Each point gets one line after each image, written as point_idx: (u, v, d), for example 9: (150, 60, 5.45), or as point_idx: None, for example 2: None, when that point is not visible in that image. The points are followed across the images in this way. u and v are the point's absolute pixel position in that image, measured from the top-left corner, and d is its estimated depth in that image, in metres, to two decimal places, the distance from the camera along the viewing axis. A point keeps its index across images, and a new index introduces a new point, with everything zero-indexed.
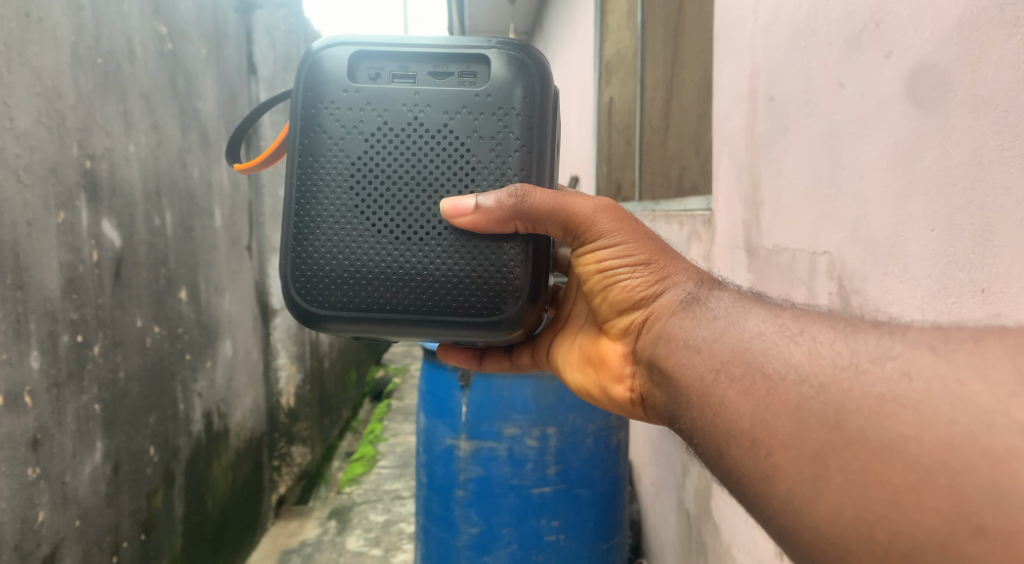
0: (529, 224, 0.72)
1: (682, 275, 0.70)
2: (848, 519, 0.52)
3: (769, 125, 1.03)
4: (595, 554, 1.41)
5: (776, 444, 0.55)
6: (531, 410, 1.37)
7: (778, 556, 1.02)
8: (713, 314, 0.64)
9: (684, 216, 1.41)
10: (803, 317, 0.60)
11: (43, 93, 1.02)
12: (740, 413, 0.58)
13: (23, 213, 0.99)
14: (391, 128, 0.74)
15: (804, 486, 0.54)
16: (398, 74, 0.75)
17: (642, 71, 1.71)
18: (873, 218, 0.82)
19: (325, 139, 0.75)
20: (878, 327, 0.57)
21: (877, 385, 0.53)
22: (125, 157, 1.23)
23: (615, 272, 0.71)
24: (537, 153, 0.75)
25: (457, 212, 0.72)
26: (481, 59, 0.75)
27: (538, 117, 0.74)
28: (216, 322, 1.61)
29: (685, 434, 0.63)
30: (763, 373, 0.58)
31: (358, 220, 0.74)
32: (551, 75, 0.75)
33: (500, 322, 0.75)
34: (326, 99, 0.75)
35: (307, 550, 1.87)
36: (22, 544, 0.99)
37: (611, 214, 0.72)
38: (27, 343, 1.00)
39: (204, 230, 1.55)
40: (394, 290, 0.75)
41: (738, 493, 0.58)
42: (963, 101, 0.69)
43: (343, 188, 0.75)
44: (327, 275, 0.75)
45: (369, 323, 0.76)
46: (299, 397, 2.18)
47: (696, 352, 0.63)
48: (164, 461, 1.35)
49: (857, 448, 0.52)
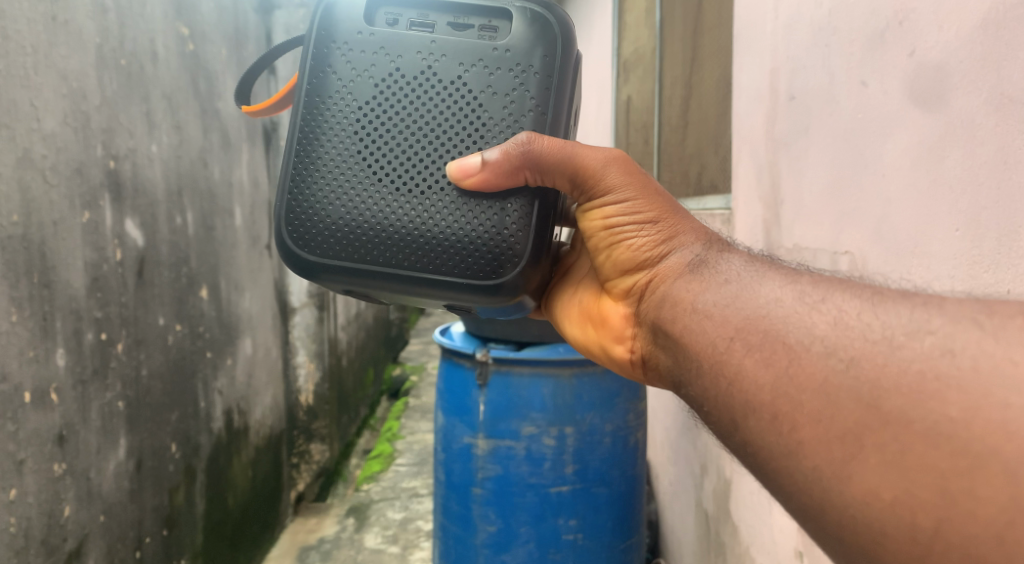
0: (537, 175, 0.71)
1: (689, 235, 0.68)
2: (887, 503, 0.49)
3: (790, 122, 1.03)
4: (613, 553, 1.42)
5: (801, 420, 0.52)
6: (548, 409, 1.37)
7: (798, 555, 1.02)
8: (724, 278, 0.62)
9: (704, 214, 1.41)
10: (823, 283, 0.57)
11: (69, 94, 1.04)
12: (759, 384, 0.55)
13: (50, 213, 1.00)
14: (402, 75, 0.74)
15: (834, 465, 0.51)
16: (416, 21, 0.75)
17: (660, 70, 1.70)
18: (896, 217, 0.81)
19: (334, 80, 0.75)
20: (910, 298, 0.54)
21: (916, 362, 0.50)
22: (148, 158, 1.24)
23: (621, 229, 0.71)
24: (551, 114, 0.74)
25: (463, 173, 0.71)
26: (503, 14, 0.75)
27: (556, 78, 0.74)
28: (237, 320, 1.63)
29: (694, 402, 0.61)
30: (784, 343, 0.55)
31: (359, 167, 0.74)
32: (574, 37, 0.75)
33: (498, 288, 0.74)
34: (339, 39, 0.75)
35: (326, 547, 1.88)
36: (49, 540, 1.01)
37: (621, 167, 0.72)
38: (53, 342, 1.01)
39: (225, 230, 1.56)
40: (389, 243, 0.73)
41: (755, 467, 0.55)
42: (992, 100, 0.68)
43: (347, 133, 0.74)
44: (322, 220, 0.74)
45: (360, 277, 0.75)
46: (318, 395, 2.20)
47: (707, 318, 0.60)
48: (185, 458, 1.37)
49: (896, 429, 0.49)
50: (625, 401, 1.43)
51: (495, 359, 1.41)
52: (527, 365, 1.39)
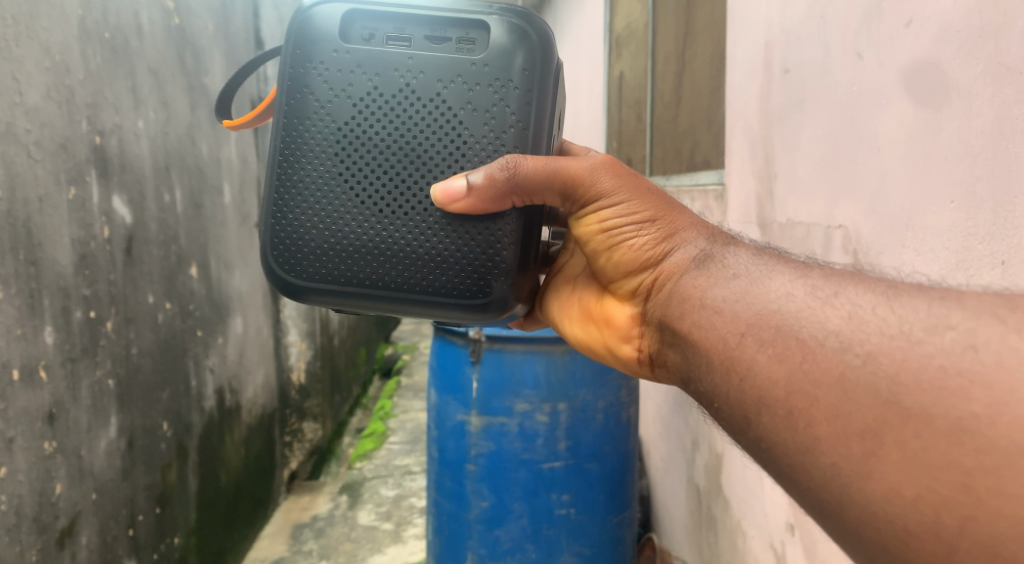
0: (525, 198, 0.69)
1: (691, 230, 0.66)
2: (908, 499, 0.48)
3: (785, 96, 1.02)
4: (605, 529, 1.43)
5: (817, 416, 0.51)
6: (541, 386, 1.37)
7: (790, 529, 1.03)
8: (732, 273, 0.60)
9: (697, 190, 1.41)
10: (835, 277, 0.56)
11: (52, 68, 1.02)
12: (772, 380, 0.54)
13: (35, 189, 0.99)
14: (381, 94, 0.70)
15: (853, 462, 0.50)
16: (393, 36, 0.71)
17: (653, 45, 1.69)
18: (891, 189, 0.80)
19: (312, 102, 0.71)
20: (927, 291, 0.53)
21: (936, 357, 0.49)
22: (135, 134, 1.23)
23: (620, 231, 0.67)
24: (533, 128, 0.71)
25: (449, 198, 0.68)
26: (480, 25, 0.71)
27: (536, 92, 0.71)
28: (227, 299, 1.62)
29: (704, 399, 0.60)
30: (798, 338, 0.54)
31: (341, 190, 0.71)
32: (554, 46, 0.72)
33: (488, 305, 0.73)
34: (316, 59, 0.71)
35: (319, 524, 1.89)
36: (41, 517, 1.01)
37: (610, 171, 0.68)
38: (41, 319, 1.00)
39: (213, 207, 1.55)
40: (376, 264, 0.72)
41: (768, 463, 0.55)
42: (988, 71, 0.68)
43: (327, 155, 0.71)
44: (307, 244, 0.73)
45: (349, 298, 0.73)
46: (308, 374, 2.20)
47: (717, 314, 0.59)
48: (177, 437, 1.36)
49: (918, 425, 0.48)
50: (618, 377, 1.43)
51: (487, 337, 1.40)
52: (520, 343, 1.38)
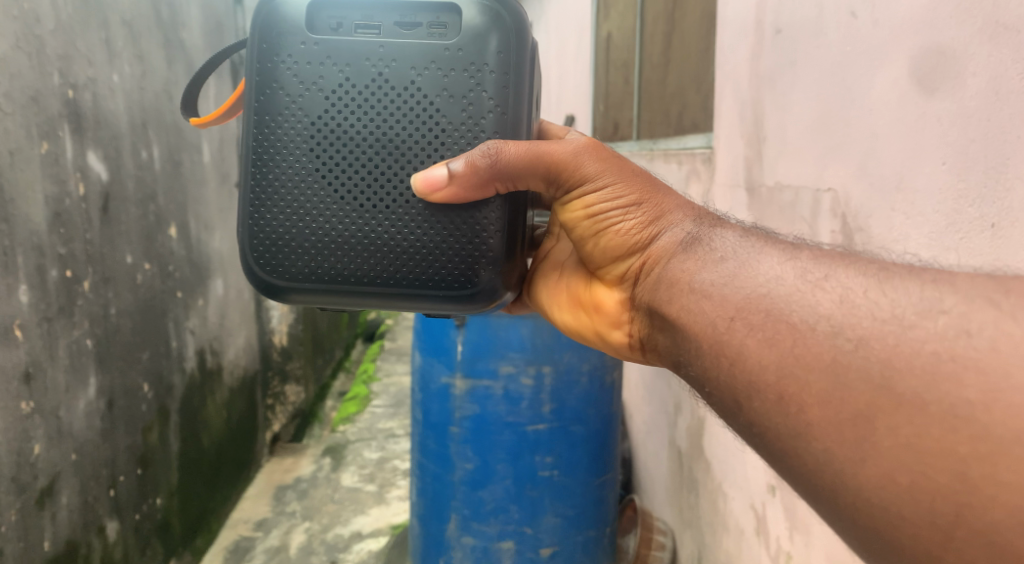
0: (508, 183, 0.67)
1: (677, 213, 0.64)
2: (903, 486, 0.47)
3: (776, 57, 1.00)
4: (588, 490, 1.44)
5: (808, 401, 0.51)
6: (527, 348, 1.37)
7: (771, 489, 1.03)
8: (719, 255, 0.59)
9: (683, 153, 1.39)
10: (825, 259, 0.55)
11: (21, 17, 0.98)
12: (762, 364, 0.53)
13: (5, 143, 0.96)
14: (353, 85, 0.68)
15: (846, 448, 0.49)
16: (360, 24, 0.69)
17: (642, 6, 1.66)
18: (884, 152, 0.80)
19: (282, 97, 0.69)
20: (921, 274, 0.52)
21: (929, 342, 0.48)
22: (110, 88, 1.19)
23: (605, 215, 0.66)
24: (512, 113, 0.69)
25: (430, 187, 0.67)
26: (450, 9, 0.69)
27: (514, 74, 0.69)
28: (207, 260, 1.59)
29: (695, 381, 0.59)
30: (789, 323, 0.53)
31: (319, 186, 0.69)
32: (529, 27, 0.69)
33: (474, 295, 0.72)
34: (282, 52, 0.69)
35: (302, 486, 1.89)
36: (19, 477, 0.99)
37: (594, 153, 0.66)
38: (15, 277, 0.98)
39: (192, 165, 1.51)
40: (358, 260, 0.70)
41: (759, 445, 0.54)
42: (985, 28, 0.67)
43: (302, 151, 0.69)
44: (287, 243, 0.71)
45: (332, 296, 0.72)
46: (290, 337, 2.18)
47: (705, 298, 0.58)
48: (158, 398, 1.35)
49: (911, 410, 0.47)
50: None
51: None
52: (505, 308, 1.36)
